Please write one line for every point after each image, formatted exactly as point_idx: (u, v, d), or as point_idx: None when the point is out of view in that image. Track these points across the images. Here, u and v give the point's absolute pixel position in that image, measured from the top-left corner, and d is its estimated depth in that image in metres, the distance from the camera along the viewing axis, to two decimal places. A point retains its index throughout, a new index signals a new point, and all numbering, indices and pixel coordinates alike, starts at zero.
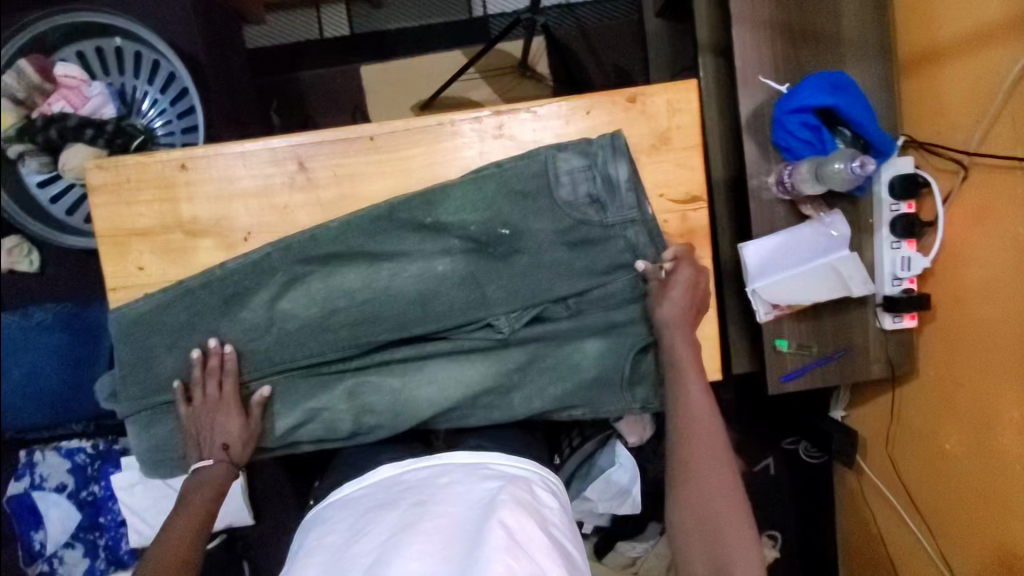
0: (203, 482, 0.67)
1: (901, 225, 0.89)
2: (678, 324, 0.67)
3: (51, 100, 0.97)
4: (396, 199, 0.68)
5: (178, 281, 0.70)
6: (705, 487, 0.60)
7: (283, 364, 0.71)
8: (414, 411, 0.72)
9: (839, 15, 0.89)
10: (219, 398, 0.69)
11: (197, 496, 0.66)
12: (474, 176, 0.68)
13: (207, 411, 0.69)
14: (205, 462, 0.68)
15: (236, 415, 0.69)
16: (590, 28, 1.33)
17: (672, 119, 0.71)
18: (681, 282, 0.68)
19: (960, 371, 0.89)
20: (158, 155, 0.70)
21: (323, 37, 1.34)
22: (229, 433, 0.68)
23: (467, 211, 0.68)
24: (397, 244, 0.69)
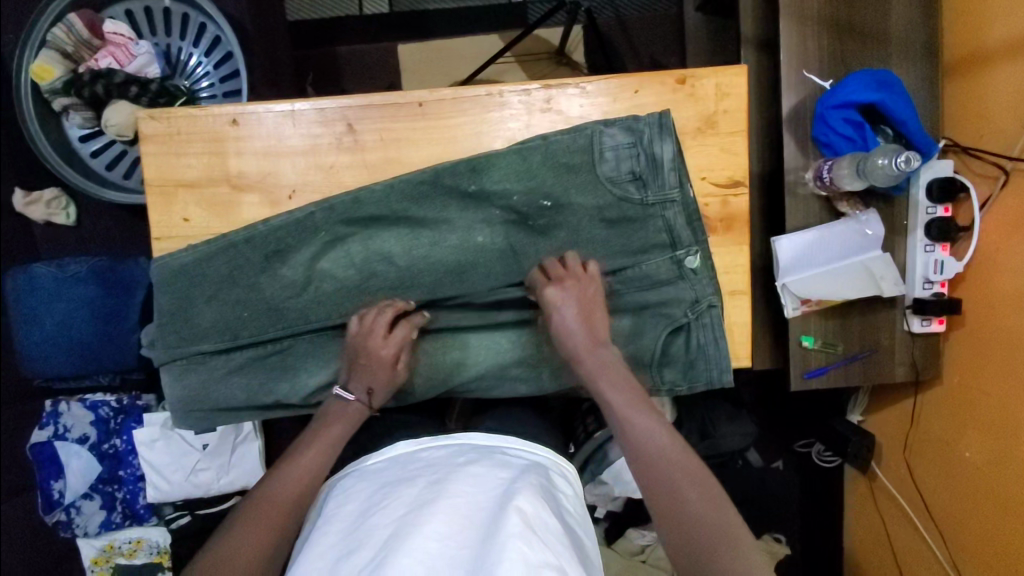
0: (343, 415, 0.69)
1: (935, 228, 0.88)
2: (587, 347, 0.64)
3: (98, 56, 0.99)
4: (442, 164, 0.69)
5: (221, 234, 0.71)
6: (678, 498, 0.54)
7: (319, 322, 0.72)
8: (446, 375, 0.74)
9: (886, 15, 0.89)
10: (385, 337, 0.69)
11: (333, 427, 0.67)
12: (521, 146, 0.68)
13: (372, 347, 0.69)
14: (347, 395, 0.69)
15: (391, 364, 0.69)
16: (628, 19, 1.34)
17: (719, 102, 0.71)
18: (565, 307, 0.65)
19: (984, 378, 0.89)
20: (210, 108, 0.71)
21: (362, 12, 1.35)
22: (377, 379, 0.69)
23: (511, 181, 0.68)
24: (439, 211, 0.70)
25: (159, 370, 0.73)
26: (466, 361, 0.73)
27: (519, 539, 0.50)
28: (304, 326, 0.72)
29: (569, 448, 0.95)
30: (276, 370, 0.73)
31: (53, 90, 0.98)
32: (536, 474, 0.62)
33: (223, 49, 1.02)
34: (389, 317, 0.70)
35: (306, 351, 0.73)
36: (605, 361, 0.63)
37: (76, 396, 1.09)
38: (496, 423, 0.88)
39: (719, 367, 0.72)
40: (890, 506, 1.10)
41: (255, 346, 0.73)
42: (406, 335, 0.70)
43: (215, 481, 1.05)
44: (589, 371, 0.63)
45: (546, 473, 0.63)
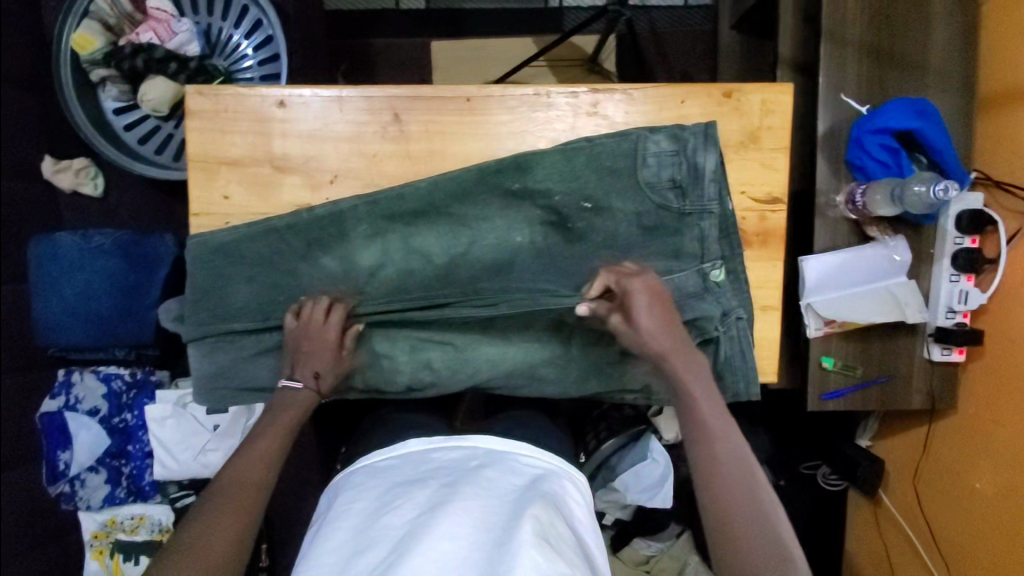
0: (292, 404, 0.66)
1: (962, 259, 0.89)
2: (671, 346, 0.60)
3: (139, 30, 0.99)
4: (488, 163, 0.69)
5: (263, 215, 0.71)
6: (742, 535, 0.49)
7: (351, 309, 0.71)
8: (473, 370, 0.73)
9: (926, 45, 0.90)
10: (323, 324, 0.68)
11: (281, 416, 0.65)
12: (565, 148, 0.68)
13: (311, 334, 0.68)
14: (293, 383, 0.67)
15: (335, 348, 0.69)
16: (662, 32, 1.35)
17: (764, 117, 0.72)
18: (644, 304, 0.61)
19: (1000, 410, 0.89)
20: (258, 89, 0.71)
21: (399, 7, 1.36)
22: (322, 362, 0.68)
23: (555, 180, 0.68)
24: (481, 206, 0.70)
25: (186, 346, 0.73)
26: (494, 358, 0.73)
27: (530, 545, 0.52)
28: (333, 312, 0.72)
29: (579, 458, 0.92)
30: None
31: (93, 61, 0.99)
32: (546, 481, 0.63)
33: (262, 32, 1.01)
34: (327, 307, 0.69)
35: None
36: (691, 365, 0.59)
37: (89, 367, 1.08)
38: (513, 422, 0.88)
39: (746, 379, 0.72)
40: (894, 533, 1.10)
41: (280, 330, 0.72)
42: (343, 321, 0.69)
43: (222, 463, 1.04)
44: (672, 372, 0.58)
45: (556, 480, 0.65)
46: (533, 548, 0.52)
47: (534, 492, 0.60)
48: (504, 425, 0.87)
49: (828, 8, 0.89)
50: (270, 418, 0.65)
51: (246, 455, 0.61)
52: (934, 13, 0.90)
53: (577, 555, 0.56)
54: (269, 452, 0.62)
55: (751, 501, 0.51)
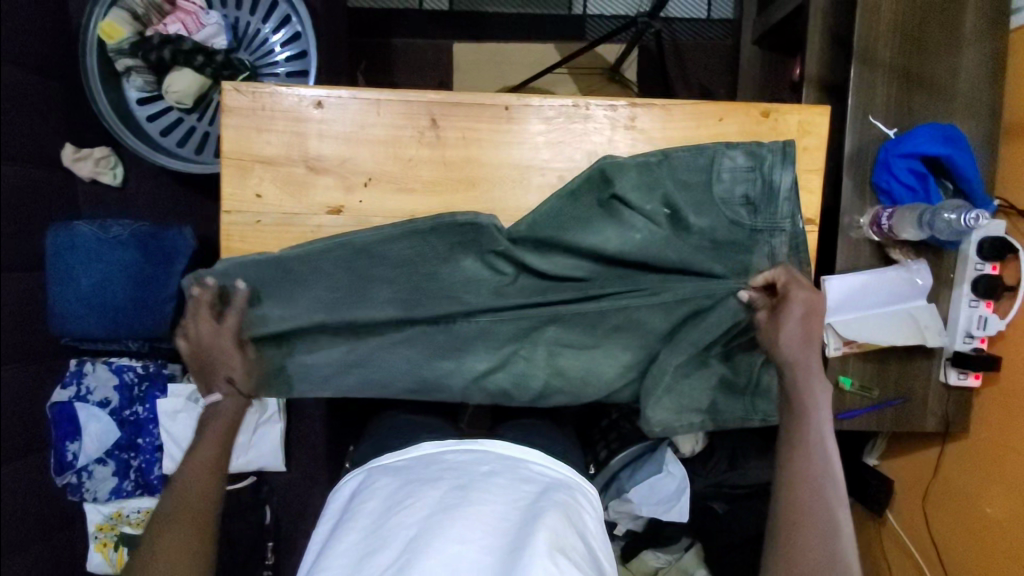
0: (215, 413, 0.69)
1: (983, 285, 0.90)
2: (806, 357, 0.64)
3: (167, 21, 0.99)
4: (581, 177, 0.69)
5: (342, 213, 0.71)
6: (811, 533, 0.56)
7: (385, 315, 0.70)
8: (533, 387, 0.73)
9: (957, 71, 0.91)
10: (217, 333, 0.68)
11: (210, 429, 0.67)
12: (645, 160, 0.69)
13: (208, 347, 0.69)
14: (211, 397, 0.69)
15: (236, 348, 0.69)
16: (683, 44, 1.36)
17: (800, 139, 0.72)
18: (795, 315, 0.65)
19: (1014, 435, 0.90)
20: (295, 88, 0.71)
21: (422, 8, 1.35)
22: (233, 366, 0.69)
23: (640, 192, 0.69)
24: (582, 221, 0.70)
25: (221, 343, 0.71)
26: (522, 370, 0.73)
27: (541, 554, 0.51)
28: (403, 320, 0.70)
29: (590, 469, 0.94)
30: (354, 361, 0.72)
31: (119, 50, 0.98)
32: (556, 490, 0.63)
33: (290, 28, 1.01)
34: (212, 315, 0.68)
35: (390, 342, 0.71)
36: (817, 378, 0.64)
37: (101, 358, 1.07)
38: (530, 430, 0.87)
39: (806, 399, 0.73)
40: (899, 555, 1.10)
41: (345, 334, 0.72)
42: (235, 319, 0.69)
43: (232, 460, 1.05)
44: (800, 375, 0.64)
45: (567, 491, 0.64)
46: (543, 557, 0.51)
47: (546, 500, 0.60)
48: (522, 432, 0.87)
49: (861, 31, 0.89)
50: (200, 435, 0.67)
51: (186, 477, 0.63)
52: (964, 40, 0.90)
53: (588, 565, 0.56)
54: (206, 467, 0.64)
55: (826, 512, 0.57)
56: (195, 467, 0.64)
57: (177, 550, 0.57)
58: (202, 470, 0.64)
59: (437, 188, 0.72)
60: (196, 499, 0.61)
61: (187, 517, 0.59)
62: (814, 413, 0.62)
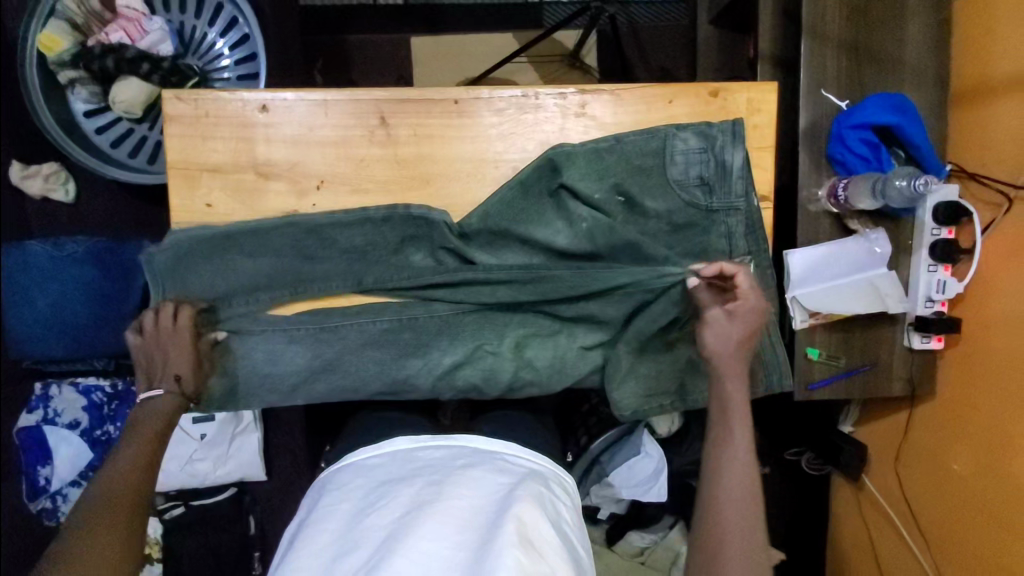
0: (152, 410, 0.64)
1: (939, 250, 0.91)
2: (732, 359, 0.65)
3: (108, 30, 0.95)
4: (528, 172, 0.69)
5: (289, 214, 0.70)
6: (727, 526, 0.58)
7: (356, 316, 0.71)
8: (502, 379, 0.73)
9: (903, 40, 0.92)
10: (175, 327, 0.66)
11: (144, 426, 0.63)
12: (594, 147, 0.69)
13: (162, 341, 0.66)
14: (154, 392, 0.65)
15: (191, 349, 0.67)
16: (643, 27, 1.35)
17: (749, 116, 0.72)
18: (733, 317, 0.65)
19: (976, 393, 0.93)
20: (239, 93, 0.69)
21: (377, 3, 1.33)
22: (183, 365, 0.66)
23: (593, 178, 0.70)
24: (533, 212, 0.71)
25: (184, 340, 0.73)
26: (491, 366, 0.72)
27: (512, 546, 0.51)
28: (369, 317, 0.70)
29: (566, 457, 0.94)
30: (325, 365, 0.71)
31: (61, 62, 0.94)
32: (532, 480, 0.63)
33: (238, 30, 0.99)
34: (175, 311, 0.67)
35: (358, 343, 0.71)
36: (740, 384, 0.65)
37: (67, 379, 1.05)
38: (503, 422, 0.88)
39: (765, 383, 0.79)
40: (877, 517, 1.13)
41: (305, 340, 0.70)
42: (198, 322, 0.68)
43: (211, 472, 1.05)
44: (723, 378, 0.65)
45: (543, 480, 0.64)
46: (518, 550, 0.52)
47: (521, 489, 0.60)
48: (495, 425, 0.87)
49: (808, 6, 0.90)
50: (132, 430, 0.63)
51: (117, 470, 0.59)
52: (909, 10, 0.92)
53: (561, 554, 0.56)
54: (142, 461, 0.60)
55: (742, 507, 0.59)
56: (130, 460, 0.60)
57: (106, 545, 0.54)
58: (137, 464, 0.60)
59: (390, 187, 0.71)
60: (130, 486, 0.58)
61: (118, 509, 0.56)
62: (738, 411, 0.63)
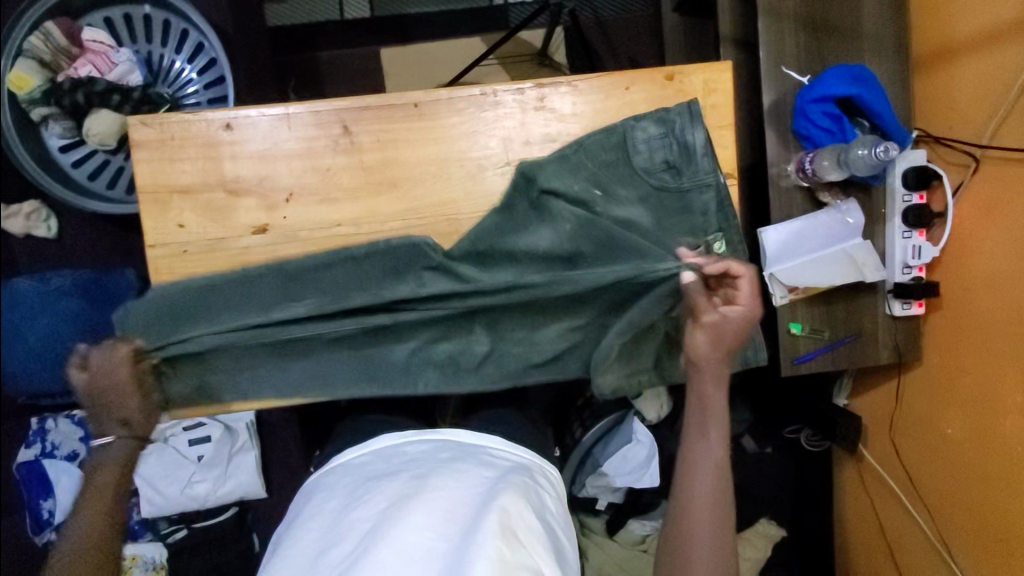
0: (103, 458, 0.61)
1: (912, 216, 0.92)
2: (709, 365, 0.64)
3: (77, 65, 0.97)
4: (507, 191, 0.72)
5: (264, 228, 0.71)
6: (697, 516, 0.60)
7: (330, 328, 0.69)
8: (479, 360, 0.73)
9: (859, 11, 0.93)
10: (114, 367, 0.63)
11: (98, 477, 0.60)
12: (561, 153, 0.71)
13: (102, 382, 0.63)
14: (102, 440, 0.62)
15: (136, 387, 0.64)
16: (608, 20, 1.37)
17: (707, 97, 0.73)
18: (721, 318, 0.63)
19: (962, 354, 0.93)
20: (202, 113, 0.70)
21: (343, 17, 1.34)
22: (129, 406, 0.63)
23: (567, 177, 0.70)
24: (518, 223, 0.71)
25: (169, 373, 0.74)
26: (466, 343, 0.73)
27: (492, 536, 0.52)
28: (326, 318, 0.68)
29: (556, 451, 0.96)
30: (300, 385, 0.72)
31: (31, 99, 0.96)
32: (516, 472, 0.64)
33: (206, 54, 1.00)
34: (115, 349, 0.64)
35: (328, 346, 0.71)
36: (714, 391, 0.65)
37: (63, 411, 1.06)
38: (494, 418, 0.89)
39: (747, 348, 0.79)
40: (878, 487, 1.12)
41: (294, 355, 0.71)
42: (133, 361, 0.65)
43: (212, 492, 1.05)
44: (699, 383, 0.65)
45: (527, 471, 0.65)
46: (498, 537, 0.52)
47: (503, 482, 0.61)
48: (483, 422, 0.88)
49: None
50: (87, 482, 0.60)
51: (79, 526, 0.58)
52: None
53: (542, 542, 0.56)
54: (101, 515, 0.59)
55: (711, 498, 0.61)
56: (88, 517, 0.59)
57: None
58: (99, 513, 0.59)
59: (358, 194, 0.72)
60: (95, 547, 0.58)
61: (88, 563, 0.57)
62: (714, 406, 0.64)
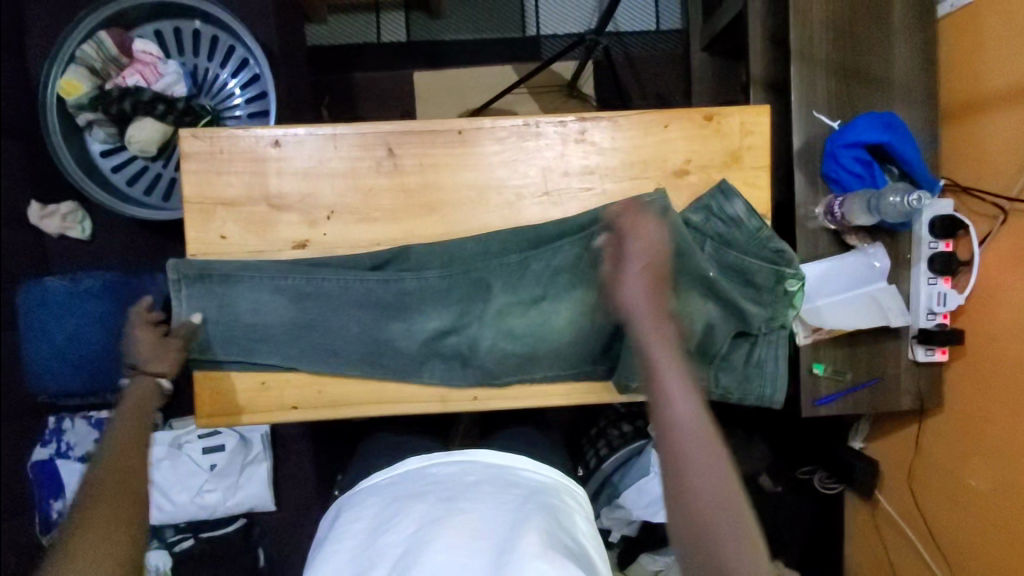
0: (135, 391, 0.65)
1: (939, 262, 0.92)
2: (645, 313, 0.56)
3: (125, 74, 0.99)
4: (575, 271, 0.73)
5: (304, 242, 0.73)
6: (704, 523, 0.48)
7: (349, 284, 0.72)
8: (483, 347, 0.73)
9: (891, 62, 0.95)
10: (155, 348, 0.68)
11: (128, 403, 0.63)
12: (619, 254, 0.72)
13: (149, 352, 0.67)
14: (131, 384, 0.66)
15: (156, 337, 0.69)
16: (637, 56, 1.40)
17: (744, 139, 0.75)
18: (642, 243, 0.60)
19: (988, 405, 0.92)
20: (252, 129, 0.72)
21: (380, 40, 1.38)
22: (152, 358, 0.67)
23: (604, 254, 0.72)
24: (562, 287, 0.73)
25: (197, 385, 0.73)
26: (474, 333, 0.73)
27: (530, 557, 0.52)
28: (353, 275, 0.72)
29: (579, 472, 1.00)
30: (333, 402, 0.75)
31: (80, 104, 0.99)
32: (544, 494, 0.64)
33: (249, 70, 1.03)
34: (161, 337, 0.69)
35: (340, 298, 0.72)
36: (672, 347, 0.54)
37: (81, 412, 1.06)
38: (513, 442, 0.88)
39: (776, 359, 0.75)
40: (894, 534, 1.11)
41: (295, 305, 0.72)
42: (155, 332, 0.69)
43: (221, 503, 1.04)
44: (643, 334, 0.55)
45: (553, 494, 0.65)
46: (533, 557, 0.52)
47: (533, 504, 0.61)
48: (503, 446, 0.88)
49: (796, 32, 0.93)
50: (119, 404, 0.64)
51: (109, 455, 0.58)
52: (894, 32, 0.95)
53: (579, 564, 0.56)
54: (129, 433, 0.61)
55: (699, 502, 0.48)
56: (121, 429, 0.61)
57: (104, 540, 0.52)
58: (128, 450, 0.59)
59: (397, 216, 0.73)
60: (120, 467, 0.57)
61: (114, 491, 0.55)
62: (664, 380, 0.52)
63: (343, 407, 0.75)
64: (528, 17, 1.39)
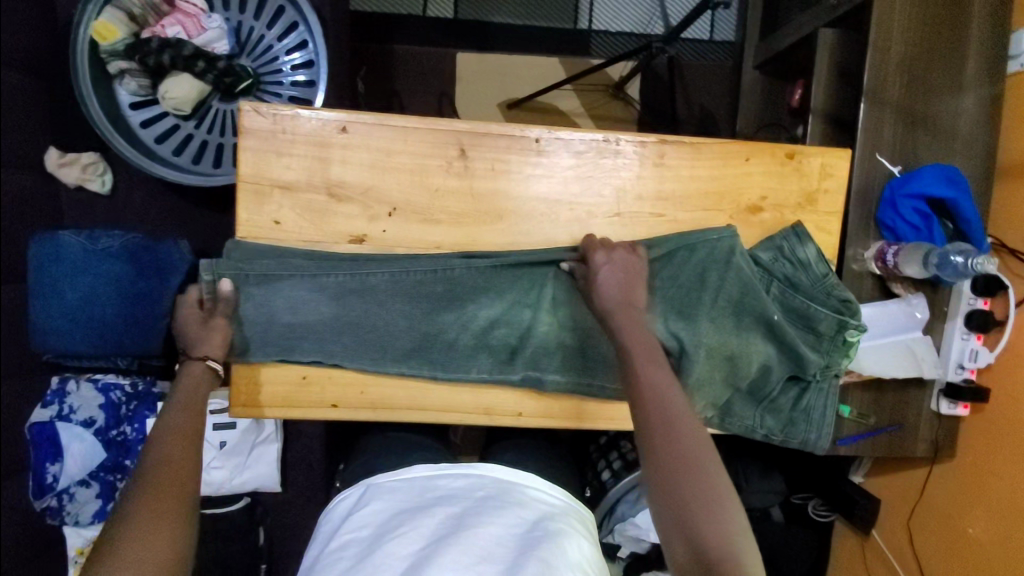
0: (187, 378, 0.65)
1: (976, 319, 0.94)
2: (620, 308, 0.63)
3: (165, 23, 0.93)
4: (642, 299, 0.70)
5: (364, 237, 0.70)
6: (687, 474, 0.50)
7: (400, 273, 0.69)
8: (529, 336, 0.72)
9: (958, 112, 0.94)
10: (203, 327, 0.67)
11: (180, 394, 0.63)
12: (685, 287, 0.71)
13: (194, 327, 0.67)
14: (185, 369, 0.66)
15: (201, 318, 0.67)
16: (686, 65, 1.37)
17: (822, 181, 0.74)
18: (614, 264, 0.65)
19: (999, 463, 0.94)
20: (318, 111, 0.68)
21: (425, 14, 1.31)
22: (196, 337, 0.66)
23: (667, 284, 0.71)
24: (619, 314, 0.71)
25: (234, 373, 0.70)
26: (527, 323, 0.72)
27: None
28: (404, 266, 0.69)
29: (585, 492, 1.04)
30: (373, 404, 0.72)
31: (114, 52, 0.92)
32: (552, 516, 0.63)
33: (298, 34, 0.96)
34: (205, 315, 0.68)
35: (386, 295, 0.70)
36: (642, 335, 0.60)
37: (85, 375, 1.02)
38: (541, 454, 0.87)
39: (825, 407, 0.75)
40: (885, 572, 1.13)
41: (344, 299, 0.69)
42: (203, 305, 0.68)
43: (227, 480, 1.01)
44: (619, 329, 0.61)
45: (562, 516, 0.64)
46: None
47: (541, 528, 0.60)
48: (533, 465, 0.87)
49: (872, 70, 0.91)
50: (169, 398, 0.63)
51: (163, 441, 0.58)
52: (965, 82, 0.94)
53: None
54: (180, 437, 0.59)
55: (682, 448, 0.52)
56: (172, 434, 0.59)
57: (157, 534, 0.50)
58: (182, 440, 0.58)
59: (462, 220, 0.71)
60: (179, 477, 0.55)
61: (169, 498, 0.53)
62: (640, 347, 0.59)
63: (385, 410, 0.72)
64: (581, 9, 1.34)
